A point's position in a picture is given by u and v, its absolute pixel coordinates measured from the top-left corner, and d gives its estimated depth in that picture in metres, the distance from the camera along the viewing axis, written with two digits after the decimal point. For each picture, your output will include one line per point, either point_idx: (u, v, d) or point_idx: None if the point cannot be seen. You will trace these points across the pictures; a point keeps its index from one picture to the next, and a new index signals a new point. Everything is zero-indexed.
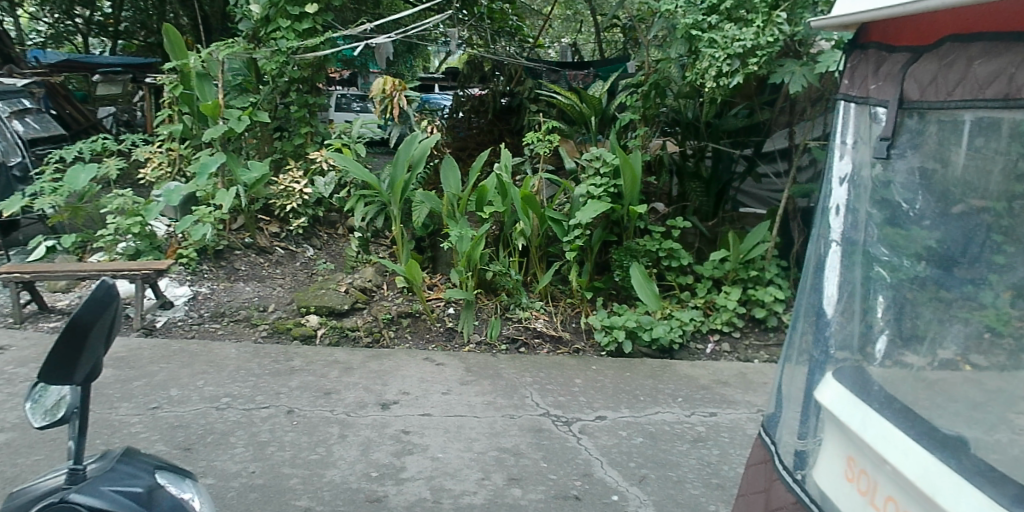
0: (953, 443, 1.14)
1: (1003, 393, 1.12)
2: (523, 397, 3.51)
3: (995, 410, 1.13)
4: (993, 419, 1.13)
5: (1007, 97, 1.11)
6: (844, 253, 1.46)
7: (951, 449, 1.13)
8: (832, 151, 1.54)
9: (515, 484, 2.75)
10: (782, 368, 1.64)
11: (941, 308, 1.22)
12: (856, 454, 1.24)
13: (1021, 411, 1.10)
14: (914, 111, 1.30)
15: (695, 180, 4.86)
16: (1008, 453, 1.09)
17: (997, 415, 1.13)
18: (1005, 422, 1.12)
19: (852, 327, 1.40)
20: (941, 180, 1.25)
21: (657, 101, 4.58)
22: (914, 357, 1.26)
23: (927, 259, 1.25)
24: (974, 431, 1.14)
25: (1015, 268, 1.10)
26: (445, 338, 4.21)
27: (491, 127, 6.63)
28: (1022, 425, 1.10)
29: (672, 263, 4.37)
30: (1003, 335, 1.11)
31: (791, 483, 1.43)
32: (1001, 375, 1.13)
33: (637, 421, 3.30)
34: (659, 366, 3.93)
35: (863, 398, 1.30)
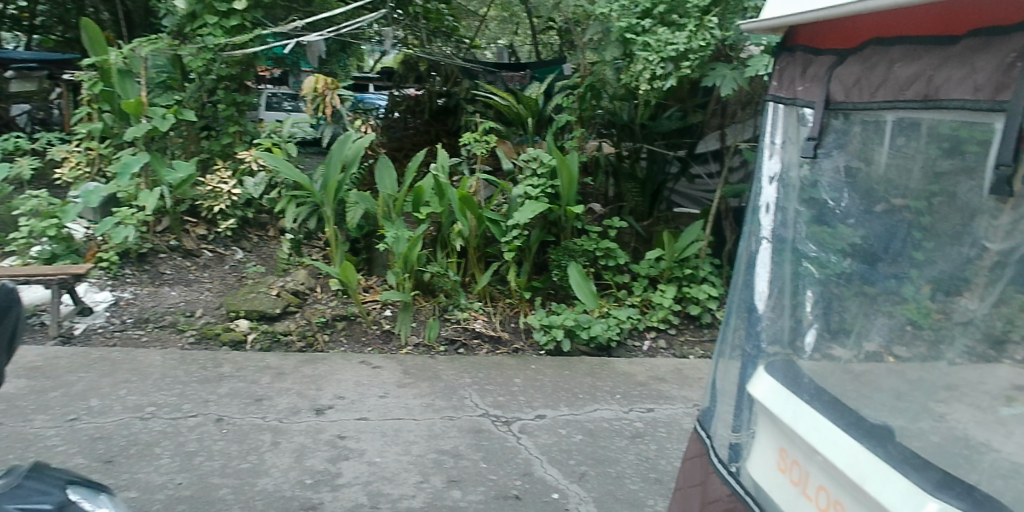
0: (879, 431, 1.17)
1: (924, 384, 1.14)
2: (462, 398, 3.48)
3: (918, 399, 1.14)
4: (915, 409, 1.15)
5: (924, 98, 1.14)
6: (774, 250, 1.49)
7: (876, 437, 1.16)
8: (762, 151, 1.58)
9: (455, 486, 2.72)
10: (716, 363, 1.67)
11: (865, 302, 1.26)
12: (788, 445, 1.27)
13: (941, 400, 1.11)
14: (839, 112, 1.34)
15: (630, 181, 4.94)
16: (928, 440, 1.11)
17: (920, 404, 1.14)
18: (927, 412, 1.13)
19: (782, 322, 1.44)
20: (865, 178, 1.29)
21: (593, 103, 4.62)
22: (841, 350, 1.30)
23: (853, 256, 1.29)
24: (898, 420, 1.16)
25: (932, 262, 1.13)
26: (382, 341, 4.14)
27: (427, 126, 6.57)
28: (943, 413, 1.11)
29: (610, 262, 4.39)
30: (922, 326, 1.14)
31: (726, 475, 1.45)
32: (922, 365, 1.14)
33: (576, 419, 3.32)
34: (598, 364, 3.96)
35: (793, 390, 1.33)
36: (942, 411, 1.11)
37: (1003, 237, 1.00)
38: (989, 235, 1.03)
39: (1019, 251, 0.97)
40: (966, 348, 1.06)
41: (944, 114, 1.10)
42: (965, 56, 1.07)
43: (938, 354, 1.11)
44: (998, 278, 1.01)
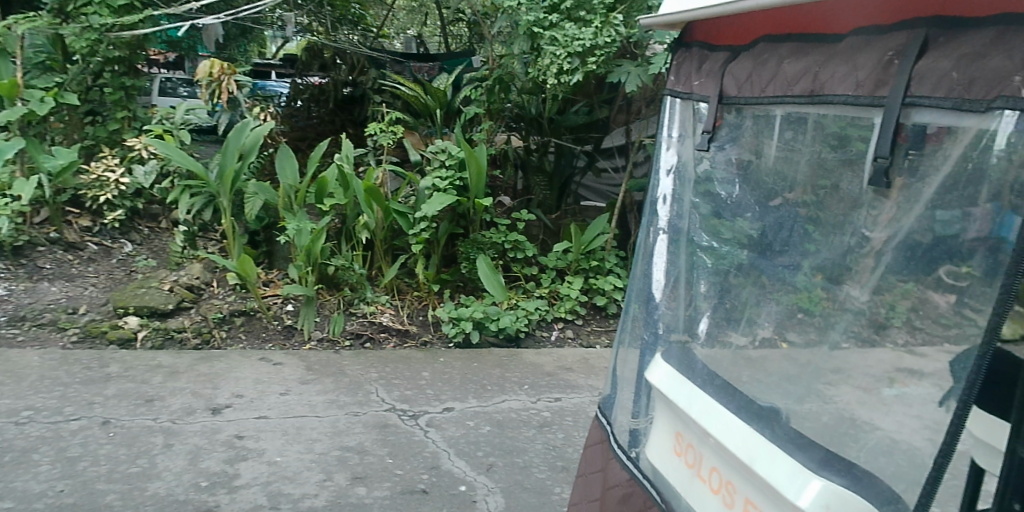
0: (767, 413, 1.22)
1: (811, 366, 1.18)
2: (368, 393, 3.42)
3: (803, 382, 1.19)
4: (801, 391, 1.19)
5: (811, 93, 1.19)
6: (671, 241, 1.54)
7: (765, 418, 1.21)
8: (659, 144, 1.62)
9: (360, 483, 2.67)
10: (615, 351, 1.70)
11: (756, 290, 1.32)
12: (684, 429, 1.32)
13: (828, 381, 1.15)
14: (732, 107, 1.39)
15: (538, 175, 5.01)
16: (819, 420, 1.15)
17: (805, 386, 1.19)
18: (813, 393, 1.17)
19: (679, 310, 1.49)
20: (756, 171, 1.34)
21: (501, 95, 4.62)
22: (734, 337, 1.35)
23: (746, 246, 1.35)
24: (785, 403, 1.22)
25: (817, 250, 1.19)
26: (285, 336, 4.02)
27: (332, 116, 6.35)
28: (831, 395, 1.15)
29: (518, 254, 4.42)
30: (809, 312, 1.20)
31: (626, 460, 1.49)
32: (809, 349, 1.19)
33: (484, 411, 3.33)
34: (506, 356, 3.98)
35: (688, 376, 1.38)
36: (829, 393, 1.15)
37: (881, 226, 1.06)
38: (870, 224, 1.09)
39: (898, 239, 1.03)
40: (846, 330, 1.11)
41: (830, 109, 1.15)
42: (849, 54, 1.13)
43: (821, 340, 1.16)
44: (874, 266, 1.07)
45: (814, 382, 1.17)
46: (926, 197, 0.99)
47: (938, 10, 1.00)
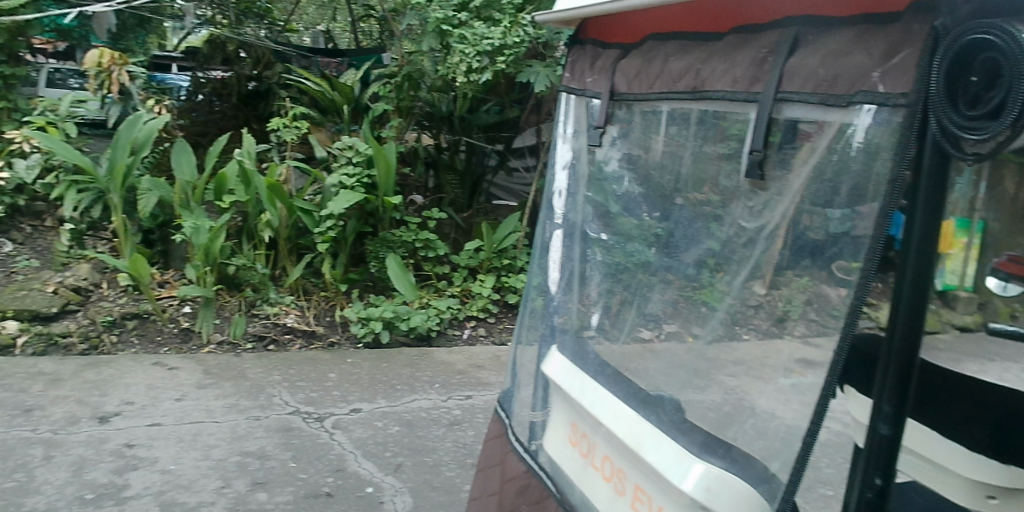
0: (654, 400, 1.25)
1: (691, 355, 1.22)
2: (271, 396, 3.32)
3: (687, 370, 1.23)
4: (684, 378, 1.23)
5: (693, 89, 1.23)
6: (565, 234, 1.56)
7: (652, 405, 1.24)
8: (556, 138, 1.64)
9: (261, 489, 2.59)
10: (515, 346, 1.71)
11: (643, 281, 1.35)
12: (577, 419, 1.33)
13: (730, 372, 1.16)
14: (623, 103, 1.43)
15: (450, 173, 4.97)
16: (721, 411, 1.17)
17: (687, 376, 1.23)
18: (716, 383, 1.18)
19: (574, 302, 1.51)
20: (644, 165, 1.38)
21: (411, 93, 4.60)
22: (625, 328, 1.38)
23: (634, 238, 1.38)
24: (671, 389, 1.24)
25: (699, 240, 1.23)
26: (181, 340, 3.84)
27: (235, 111, 6.10)
28: (731, 385, 1.16)
29: (429, 253, 4.38)
30: (691, 301, 1.23)
31: (525, 453, 1.50)
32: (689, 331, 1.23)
33: (393, 411, 3.29)
34: (417, 355, 3.95)
35: (581, 366, 1.40)
36: (731, 384, 1.16)
37: (755, 217, 1.11)
38: (746, 215, 1.13)
39: (772, 227, 1.07)
40: (726, 312, 1.15)
41: (710, 104, 1.19)
42: (728, 52, 1.17)
43: (705, 329, 1.19)
44: (749, 254, 1.11)
45: (709, 368, 1.20)
46: (795, 189, 1.04)
47: (806, 11, 1.05)
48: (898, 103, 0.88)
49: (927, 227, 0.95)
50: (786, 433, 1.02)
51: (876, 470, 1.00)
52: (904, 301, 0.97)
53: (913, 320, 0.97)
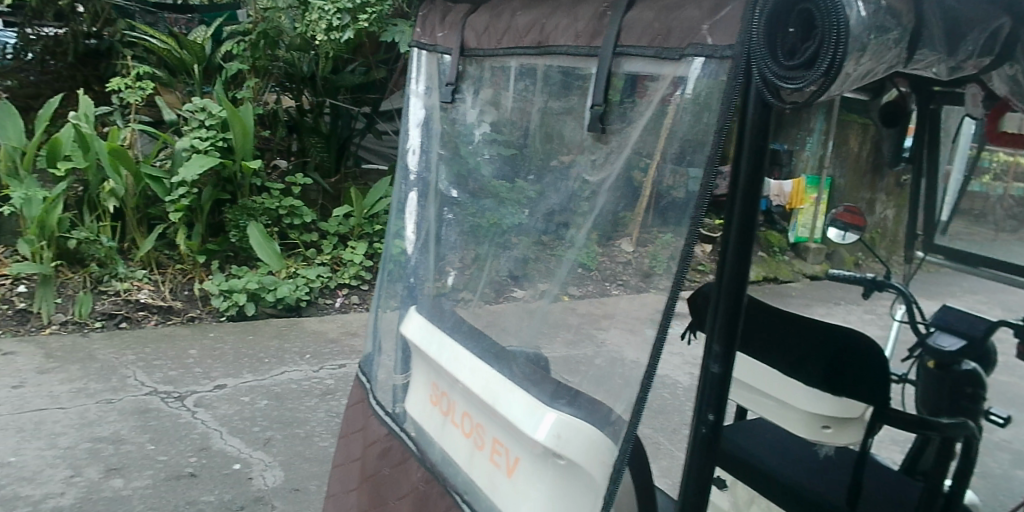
0: (507, 355, 1.26)
1: (540, 311, 1.28)
2: (124, 378, 3.10)
3: (538, 318, 1.28)
4: (537, 327, 1.28)
5: (538, 44, 1.23)
6: (420, 194, 1.53)
7: (505, 359, 1.26)
8: (407, 95, 1.59)
9: (116, 475, 2.43)
10: (374, 309, 1.67)
11: (495, 237, 1.34)
12: (438, 378, 1.33)
13: (602, 327, 1.14)
14: (473, 59, 1.40)
15: (314, 136, 4.73)
16: (592, 363, 1.16)
17: (539, 323, 1.28)
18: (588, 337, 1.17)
19: (430, 262, 1.49)
20: (495, 121, 1.37)
21: (268, 52, 4.37)
22: (481, 287, 1.39)
23: (487, 194, 1.37)
24: (528, 342, 1.28)
25: (548, 194, 1.23)
26: (17, 322, 3.51)
27: (71, 71, 5.53)
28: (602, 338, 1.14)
29: (294, 220, 4.25)
30: (543, 255, 1.25)
31: (386, 415, 1.49)
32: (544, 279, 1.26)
33: (261, 384, 3.17)
34: (285, 326, 3.82)
35: (438, 325, 1.39)
36: (602, 337, 1.14)
37: (598, 170, 1.13)
38: (589, 168, 1.15)
39: (611, 181, 1.10)
40: (576, 262, 1.18)
41: (555, 60, 1.20)
42: (570, 7, 1.17)
43: (555, 271, 1.23)
44: (592, 205, 1.14)
45: (583, 323, 1.20)
46: (633, 142, 1.06)
47: None
48: (724, 55, 0.91)
49: (752, 170, 0.98)
50: (625, 373, 1.07)
51: (708, 406, 1.05)
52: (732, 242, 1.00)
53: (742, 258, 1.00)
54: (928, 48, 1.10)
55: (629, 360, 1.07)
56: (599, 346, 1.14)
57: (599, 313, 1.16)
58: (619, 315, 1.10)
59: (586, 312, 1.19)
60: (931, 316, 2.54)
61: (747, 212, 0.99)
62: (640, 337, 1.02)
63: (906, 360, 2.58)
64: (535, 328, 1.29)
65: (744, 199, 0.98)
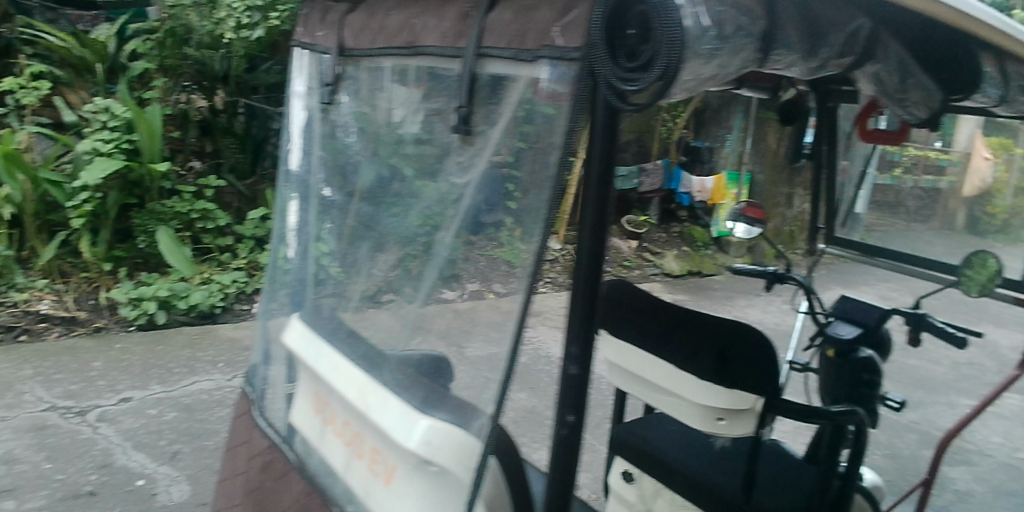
0: (378, 359, 1.22)
1: (410, 316, 1.20)
2: (20, 394, 2.95)
3: (409, 324, 1.20)
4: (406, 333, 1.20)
5: (409, 45, 1.21)
6: (301, 197, 1.49)
7: (376, 363, 1.22)
8: (289, 96, 1.55)
9: (6, 497, 2.30)
10: (259, 318, 1.62)
11: (365, 245, 1.29)
12: (319, 387, 1.31)
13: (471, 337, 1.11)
14: (350, 59, 1.38)
15: (228, 137, 4.61)
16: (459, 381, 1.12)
17: (410, 329, 1.20)
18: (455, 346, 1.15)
19: (309, 268, 1.44)
20: (370, 121, 1.33)
21: (177, 50, 4.26)
22: (355, 293, 1.31)
23: (362, 197, 1.32)
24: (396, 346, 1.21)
25: (418, 195, 1.19)
26: None
27: None
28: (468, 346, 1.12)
29: (207, 224, 4.14)
30: (411, 259, 1.18)
31: (267, 427, 1.47)
32: (412, 284, 1.18)
33: (170, 396, 3.06)
34: (198, 334, 3.70)
35: (316, 332, 1.36)
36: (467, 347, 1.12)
37: (465, 172, 1.09)
38: (456, 170, 1.11)
39: (473, 186, 1.07)
40: (439, 273, 1.13)
41: (423, 60, 1.18)
42: (438, 7, 1.17)
43: (423, 278, 1.16)
44: (454, 210, 1.10)
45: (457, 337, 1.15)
46: (495, 142, 1.05)
47: None
48: (571, 57, 0.91)
49: (601, 172, 0.97)
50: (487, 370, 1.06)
51: (568, 408, 1.05)
52: (584, 243, 1.00)
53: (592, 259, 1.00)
54: (787, 47, 1.11)
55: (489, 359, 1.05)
56: (464, 350, 1.13)
57: (463, 310, 1.14)
58: (481, 313, 1.09)
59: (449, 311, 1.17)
60: (829, 305, 2.63)
61: (598, 212, 0.98)
62: (498, 338, 1.01)
63: (807, 349, 2.65)
64: (407, 328, 1.20)
65: (593, 200, 0.98)
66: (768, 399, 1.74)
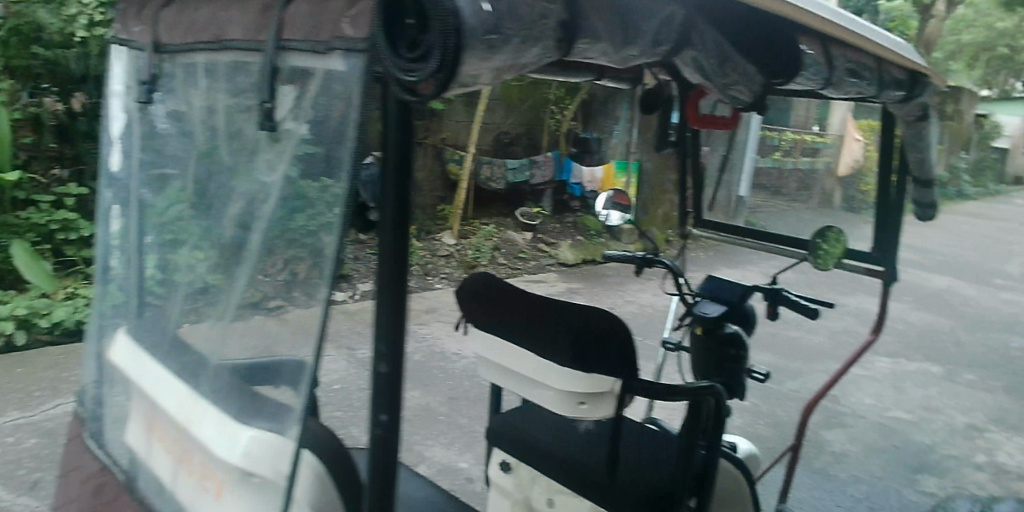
0: (199, 367, 1.18)
1: (223, 321, 1.15)
2: None
3: (223, 327, 1.15)
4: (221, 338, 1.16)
5: (217, 39, 1.17)
6: (124, 204, 1.41)
7: (196, 373, 1.18)
8: (107, 96, 1.46)
9: None
10: (87, 333, 1.53)
11: (186, 248, 1.25)
12: (147, 404, 1.26)
13: (277, 340, 1.06)
14: (166, 55, 1.31)
15: (89, 141, 4.37)
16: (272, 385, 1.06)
17: (225, 333, 1.15)
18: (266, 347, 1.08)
19: (134, 277, 1.37)
20: (187, 122, 1.28)
21: (22, 49, 4.02)
22: (177, 301, 1.26)
23: (183, 201, 1.27)
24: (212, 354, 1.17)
25: (234, 198, 1.16)
26: None
27: None
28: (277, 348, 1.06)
29: (70, 234, 3.98)
30: (227, 262, 1.15)
31: (98, 448, 1.40)
32: (227, 288, 1.15)
33: (30, 422, 2.86)
34: (64, 353, 3.47)
35: (143, 345, 1.31)
36: (277, 348, 1.06)
37: (272, 169, 1.07)
38: (267, 168, 1.09)
39: (277, 187, 1.05)
40: (249, 278, 1.10)
41: (231, 55, 1.15)
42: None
43: (236, 281, 1.13)
44: (263, 210, 1.08)
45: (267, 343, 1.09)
46: (298, 136, 1.02)
47: None
48: (358, 48, 0.90)
49: (399, 172, 0.94)
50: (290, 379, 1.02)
51: (380, 406, 1.01)
52: (386, 239, 0.97)
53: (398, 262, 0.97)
54: (592, 36, 1.13)
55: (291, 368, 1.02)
56: (267, 361, 1.08)
57: (265, 322, 1.08)
58: (283, 323, 1.04)
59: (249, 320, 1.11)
60: (697, 285, 2.73)
61: (400, 215, 0.96)
62: (304, 345, 0.98)
63: (678, 329, 2.75)
64: (223, 331, 1.16)
65: (393, 200, 0.94)
66: (624, 381, 1.80)
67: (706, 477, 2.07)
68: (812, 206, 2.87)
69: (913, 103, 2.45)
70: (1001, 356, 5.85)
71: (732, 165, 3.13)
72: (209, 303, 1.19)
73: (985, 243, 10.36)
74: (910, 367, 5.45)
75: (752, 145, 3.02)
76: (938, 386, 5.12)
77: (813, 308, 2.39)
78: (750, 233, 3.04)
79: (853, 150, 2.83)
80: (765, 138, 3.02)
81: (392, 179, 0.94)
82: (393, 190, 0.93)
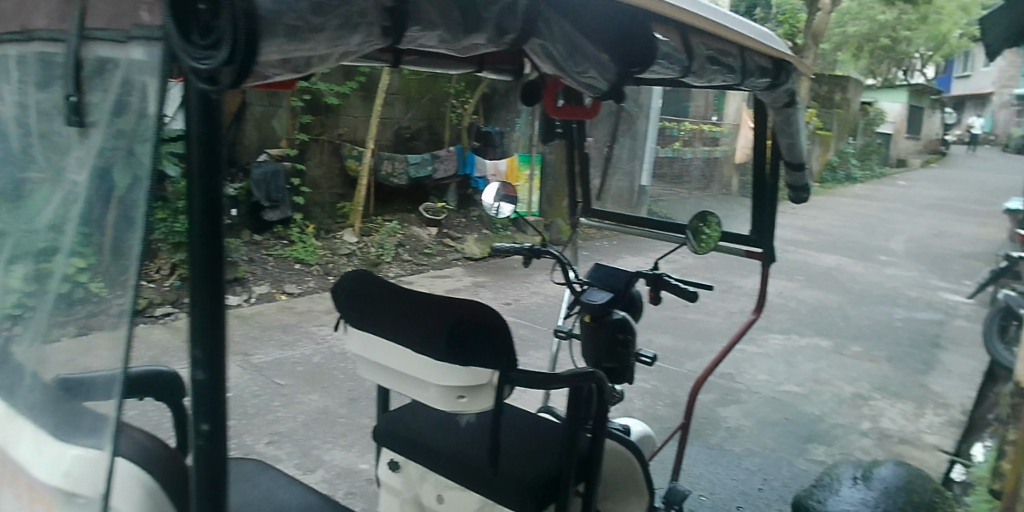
0: (19, 383, 1.11)
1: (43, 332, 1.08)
2: None
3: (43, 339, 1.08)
4: (42, 351, 1.09)
5: (22, 29, 1.09)
6: None
7: (17, 389, 1.11)
8: None
9: None
10: None
11: (1, 256, 1.17)
12: None
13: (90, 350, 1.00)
14: None
15: None
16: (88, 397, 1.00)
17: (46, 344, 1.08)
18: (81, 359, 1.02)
19: None
20: None
21: None
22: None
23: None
24: (33, 367, 1.10)
25: (46, 202, 1.08)
26: None
27: None
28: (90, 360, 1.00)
29: None
30: (42, 269, 1.08)
31: None
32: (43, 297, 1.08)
33: None
34: None
35: None
36: (89, 359, 1.00)
37: (82, 168, 1.01)
38: (77, 168, 1.02)
39: (87, 187, 1.00)
40: (64, 285, 1.03)
41: (35, 45, 1.07)
42: None
43: (53, 289, 1.06)
44: (72, 212, 1.02)
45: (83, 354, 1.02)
46: (105, 131, 0.97)
47: None
48: (154, 35, 0.86)
49: (208, 167, 0.94)
50: (102, 390, 0.98)
51: (201, 415, 1.00)
52: (198, 239, 0.97)
53: (212, 258, 0.97)
54: (426, 24, 1.16)
55: (100, 378, 0.97)
56: (78, 377, 1.03)
57: (82, 330, 1.02)
58: (94, 332, 0.98)
59: (69, 334, 1.06)
60: (584, 273, 2.76)
61: (211, 210, 0.97)
62: (113, 351, 0.93)
63: (570, 317, 2.80)
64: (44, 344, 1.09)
65: (200, 195, 0.95)
66: (502, 373, 1.79)
67: (592, 461, 2.11)
68: (713, 192, 3.04)
69: (779, 89, 2.62)
70: (883, 327, 6.24)
71: (634, 154, 3.25)
72: (23, 316, 1.12)
73: (871, 222, 11.03)
74: (801, 342, 5.75)
75: (653, 134, 3.15)
76: (826, 358, 5.42)
77: (691, 290, 2.49)
78: (639, 220, 3.10)
79: (742, 135, 3.00)
80: (665, 129, 3.13)
81: (198, 178, 0.94)
82: (201, 186, 0.94)
